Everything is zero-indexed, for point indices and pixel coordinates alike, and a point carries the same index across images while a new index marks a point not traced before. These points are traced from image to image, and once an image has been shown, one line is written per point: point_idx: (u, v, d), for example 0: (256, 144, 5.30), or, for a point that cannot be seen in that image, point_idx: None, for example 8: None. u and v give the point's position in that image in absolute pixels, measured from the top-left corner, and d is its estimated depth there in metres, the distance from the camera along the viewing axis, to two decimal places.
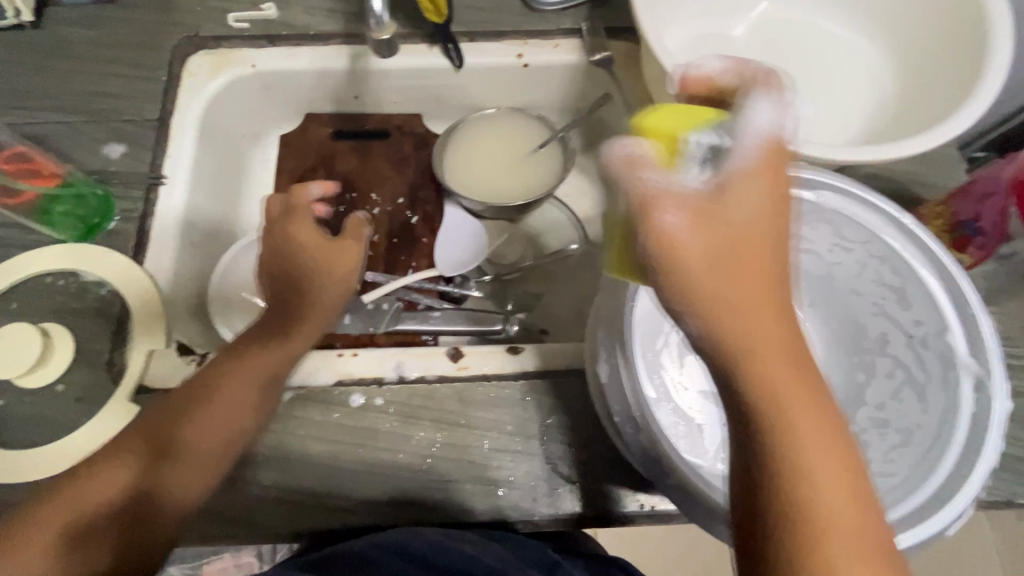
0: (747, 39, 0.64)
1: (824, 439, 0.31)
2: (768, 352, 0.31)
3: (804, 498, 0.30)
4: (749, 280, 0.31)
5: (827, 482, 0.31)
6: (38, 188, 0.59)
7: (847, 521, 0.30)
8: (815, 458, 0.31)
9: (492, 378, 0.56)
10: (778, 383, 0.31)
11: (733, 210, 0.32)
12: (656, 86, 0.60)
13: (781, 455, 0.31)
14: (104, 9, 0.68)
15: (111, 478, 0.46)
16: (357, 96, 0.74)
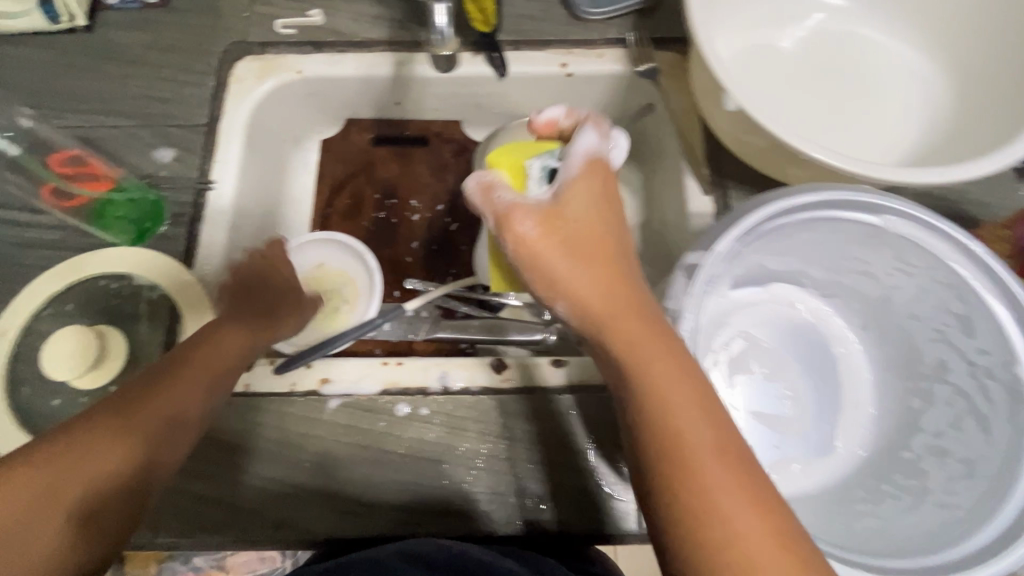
0: (796, 50, 0.63)
1: (683, 389, 0.37)
2: (632, 330, 0.39)
3: (673, 447, 0.35)
4: (593, 265, 0.41)
5: (692, 430, 0.36)
6: (93, 193, 0.61)
7: (717, 459, 0.35)
8: (681, 409, 0.36)
9: (537, 391, 0.56)
10: (632, 346, 0.38)
11: (578, 212, 0.43)
12: (706, 99, 0.59)
13: (653, 413, 0.37)
14: (154, 14, 0.69)
15: (107, 450, 0.43)
16: (399, 102, 0.74)
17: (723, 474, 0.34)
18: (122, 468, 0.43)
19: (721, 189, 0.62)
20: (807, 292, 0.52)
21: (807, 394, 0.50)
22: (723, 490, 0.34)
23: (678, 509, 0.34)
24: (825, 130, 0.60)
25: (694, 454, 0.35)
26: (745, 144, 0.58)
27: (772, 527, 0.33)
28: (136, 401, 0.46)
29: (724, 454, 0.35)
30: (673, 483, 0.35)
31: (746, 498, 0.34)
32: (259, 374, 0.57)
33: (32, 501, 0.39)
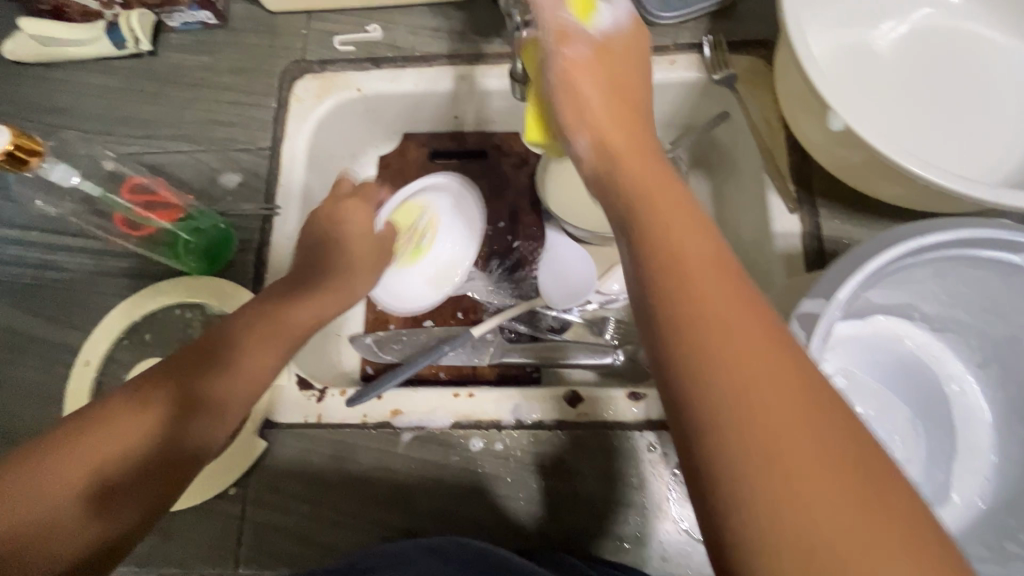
0: (913, 41, 0.53)
1: (699, 251, 0.31)
2: (665, 220, 0.32)
3: (692, 318, 0.29)
4: (645, 173, 0.36)
5: (718, 301, 0.29)
6: (160, 222, 0.59)
7: (745, 342, 0.28)
8: (715, 292, 0.29)
9: (615, 428, 0.54)
10: (695, 260, 0.30)
11: (620, 64, 0.42)
12: (793, 106, 0.55)
13: (675, 290, 0.30)
14: (214, 34, 0.68)
15: (134, 426, 0.42)
16: (458, 116, 0.72)
17: (761, 360, 0.27)
18: (152, 448, 0.42)
19: (809, 206, 0.58)
20: (913, 326, 0.49)
21: (914, 437, 0.47)
22: (756, 377, 0.27)
23: (693, 396, 0.27)
24: (959, 136, 0.50)
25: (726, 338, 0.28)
26: (839, 159, 0.52)
27: (810, 427, 0.26)
28: (165, 375, 0.45)
29: (760, 347, 0.28)
30: (689, 365, 0.28)
31: (798, 403, 0.26)
32: (329, 406, 0.56)
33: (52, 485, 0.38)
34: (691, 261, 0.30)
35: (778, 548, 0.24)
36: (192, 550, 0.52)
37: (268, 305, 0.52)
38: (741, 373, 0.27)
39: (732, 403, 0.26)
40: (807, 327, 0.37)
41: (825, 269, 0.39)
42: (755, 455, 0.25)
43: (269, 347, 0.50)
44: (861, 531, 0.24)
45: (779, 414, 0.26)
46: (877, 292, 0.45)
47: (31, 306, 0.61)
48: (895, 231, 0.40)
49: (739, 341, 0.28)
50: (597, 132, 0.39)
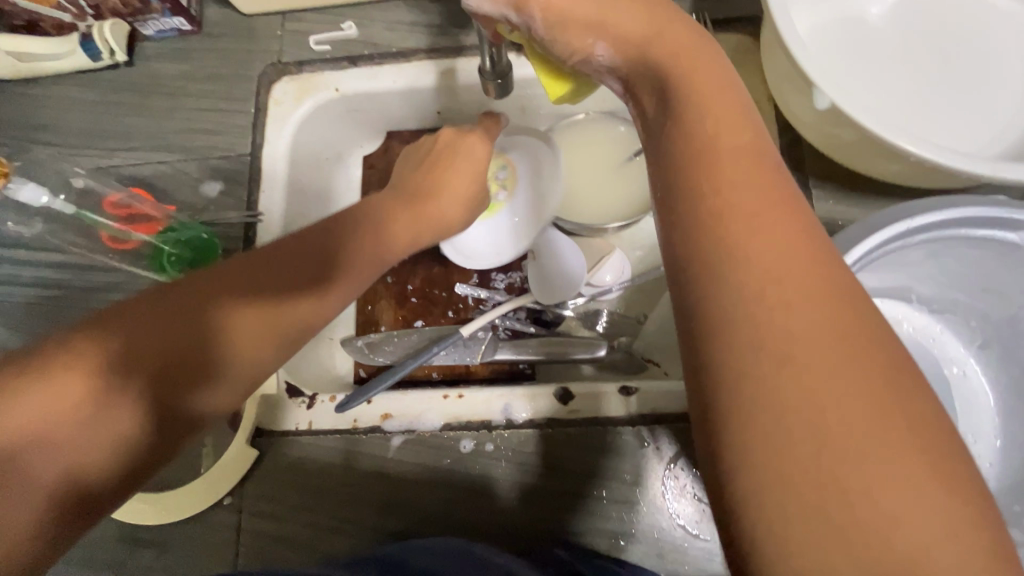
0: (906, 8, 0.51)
1: (747, 170, 0.27)
2: (714, 130, 0.28)
3: (733, 229, 0.25)
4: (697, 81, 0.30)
5: (766, 216, 0.25)
6: (142, 235, 0.59)
7: (791, 263, 0.24)
8: (769, 225, 0.25)
9: (607, 425, 0.53)
10: (741, 178, 0.26)
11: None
12: (781, 85, 0.53)
13: (719, 200, 0.26)
14: (190, 40, 0.68)
15: (119, 412, 0.37)
16: (440, 111, 0.71)
17: (808, 287, 0.24)
18: (140, 442, 0.37)
19: (802, 187, 0.56)
20: (911, 309, 0.47)
21: None
22: (799, 305, 0.23)
23: (727, 314, 0.24)
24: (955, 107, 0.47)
25: (770, 255, 0.24)
26: (831, 137, 0.50)
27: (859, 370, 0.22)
28: (152, 347, 0.39)
29: (813, 283, 0.24)
30: (726, 282, 0.24)
31: (856, 346, 0.23)
32: (319, 412, 0.56)
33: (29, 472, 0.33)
34: (742, 186, 0.26)
35: (795, 487, 0.21)
36: (190, 560, 0.53)
37: (279, 279, 0.45)
38: (783, 298, 0.23)
39: (773, 329, 0.23)
40: None
41: None
42: (792, 388, 0.22)
43: (273, 336, 0.44)
44: (897, 485, 0.21)
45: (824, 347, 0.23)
46: (871, 276, 0.43)
47: (21, 325, 0.61)
48: (884, 214, 0.38)
49: (785, 262, 0.24)
50: (617, 34, 0.34)
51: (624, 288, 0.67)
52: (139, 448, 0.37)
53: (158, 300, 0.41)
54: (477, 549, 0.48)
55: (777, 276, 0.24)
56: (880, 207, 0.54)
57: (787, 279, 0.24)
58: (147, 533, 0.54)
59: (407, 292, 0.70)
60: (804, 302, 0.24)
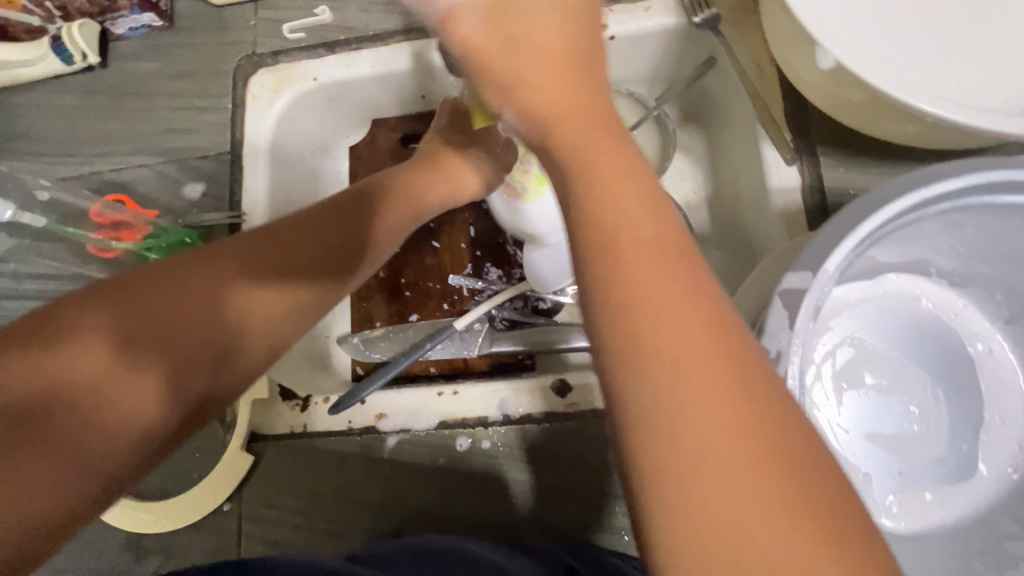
0: None
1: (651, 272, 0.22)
2: (611, 200, 0.23)
3: (625, 300, 0.22)
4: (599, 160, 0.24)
5: (659, 285, 0.22)
6: (126, 244, 0.58)
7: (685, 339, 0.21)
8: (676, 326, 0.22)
9: (607, 416, 0.51)
10: (648, 278, 0.22)
11: (545, 12, 0.25)
12: (783, 44, 0.48)
13: (601, 247, 0.23)
14: (162, 37, 0.65)
15: (150, 386, 0.33)
16: (424, 95, 0.68)
17: (704, 363, 0.21)
18: (153, 419, 0.33)
19: (809, 154, 0.52)
20: (932, 284, 0.43)
21: (936, 409, 0.42)
22: (684, 369, 0.21)
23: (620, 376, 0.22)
24: (978, 55, 0.43)
25: (661, 328, 0.22)
26: (837, 99, 0.46)
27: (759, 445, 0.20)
28: (179, 321, 0.35)
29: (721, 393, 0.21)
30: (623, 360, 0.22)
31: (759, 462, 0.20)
32: (314, 414, 0.55)
33: (44, 448, 0.29)
34: (651, 285, 0.22)
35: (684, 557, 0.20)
36: (194, 566, 0.53)
37: (292, 257, 0.42)
38: (680, 358, 0.21)
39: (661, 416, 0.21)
40: (791, 306, 0.31)
41: (816, 232, 0.33)
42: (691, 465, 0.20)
43: (295, 314, 0.42)
44: None
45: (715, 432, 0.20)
46: (883, 251, 0.40)
47: None
48: (894, 182, 0.34)
49: (683, 341, 0.21)
50: (529, 108, 0.26)
51: None
52: (170, 424, 0.34)
53: (161, 270, 0.36)
54: (471, 547, 0.47)
55: (673, 357, 0.21)
56: (896, 172, 0.50)
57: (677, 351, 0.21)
58: (153, 541, 0.54)
59: (400, 286, 0.68)
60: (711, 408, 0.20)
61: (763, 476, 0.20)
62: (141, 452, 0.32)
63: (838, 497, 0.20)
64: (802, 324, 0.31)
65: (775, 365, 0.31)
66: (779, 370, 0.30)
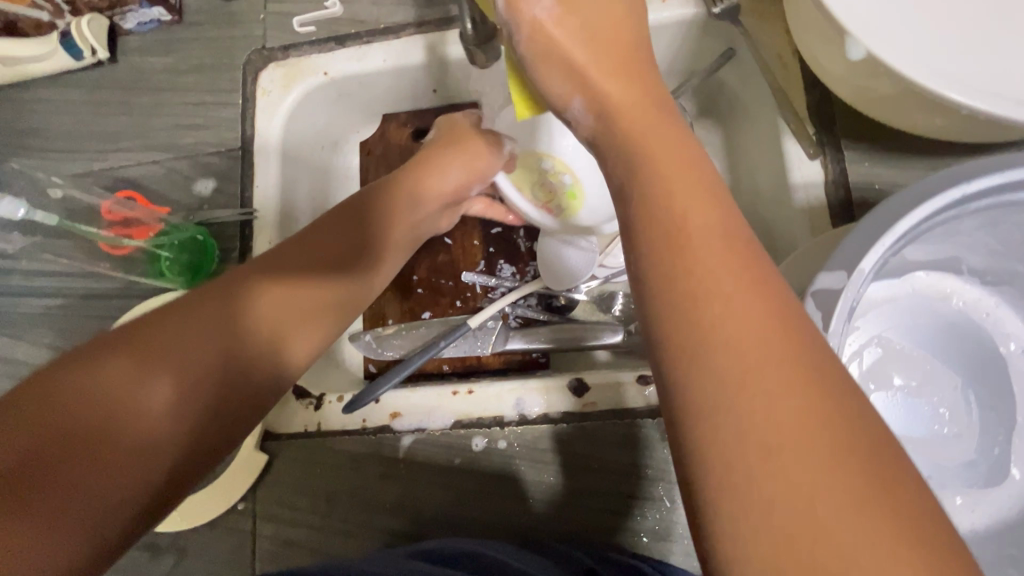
0: None
1: (715, 253, 0.23)
2: (665, 184, 0.25)
3: (684, 281, 0.23)
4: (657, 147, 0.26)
5: (717, 267, 0.23)
6: (138, 241, 0.57)
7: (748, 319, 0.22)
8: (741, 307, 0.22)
9: (625, 416, 0.50)
10: (710, 260, 0.23)
11: (606, 10, 0.30)
12: (808, 35, 0.47)
13: (666, 227, 0.24)
14: (172, 32, 0.64)
15: (140, 426, 0.34)
16: (436, 89, 0.67)
17: (771, 344, 0.21)
18: (163, 441, 0.35)
19: (833, 148, 0.50)
20: (963, 282, 0.42)
21: (962, 411, 0.41)
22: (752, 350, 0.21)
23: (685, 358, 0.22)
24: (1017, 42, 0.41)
25: (722, 308, 0.22)
26: (865, 91, 0.45)
27: (833, 425, 0.20)
28: (175, 364, 0.37)
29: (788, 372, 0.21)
30: (683, 345, 0.22)
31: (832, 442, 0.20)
32: (328, 413, 0.55)
33: (62, 468, 0.30)
34: (714, 268, 0.23)
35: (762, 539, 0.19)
36: (210, 564, 0.53)
37: (286, 281, 0.45)
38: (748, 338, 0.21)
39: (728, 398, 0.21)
40: (825, 307, 0.30)
41: (850, 230, 0.32)
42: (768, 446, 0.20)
43: (296, 334, 0.44)
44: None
45: (784, 410, 0.20)
46: (914, 249, 0.38)
47: (21, 339, 0.59)
48: (931, 178, 0.33)
49: (748, 321, 0.22)
50: (596, 90, 0.29)
51: None
52: (170, 460, 0.35)
53: (175, 304, 0.39)
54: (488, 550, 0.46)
55: (741, 337, 0.21)
56: (924, 167, 0.49)
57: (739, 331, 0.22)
58: (168, 539, 0.54)
59: (412, 283, 0.68)
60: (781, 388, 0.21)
61: (844, 453, 0.20)
62: (143, 490, 0.33)
63: (911, 476, 0.20)
64: (837, 325, 0.30)
65: None
66: None
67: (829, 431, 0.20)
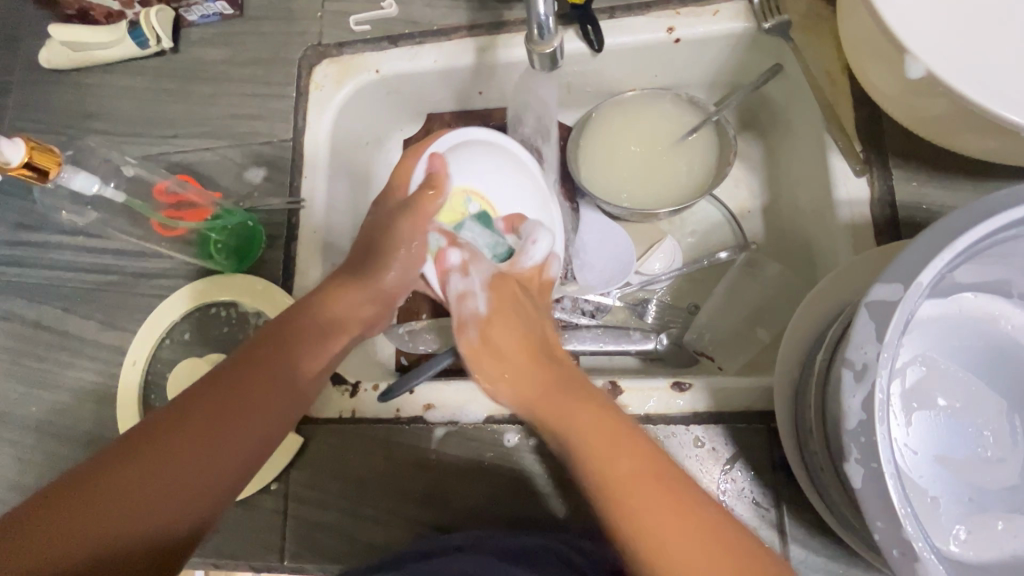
0: None
1: (609, 432, 0.39)
2: (569, 421, 0.41)
3: (599, 464, 0.37)
4: (561, 387, 0.45)
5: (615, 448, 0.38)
6: (192, 223, 0.59)
7: (619, 446, 0.38)
8: (642, 475, 0.36)
9: (660, 421, 0.49)
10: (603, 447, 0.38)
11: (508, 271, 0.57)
12: (862, 54, 0.47)
13: (581, 450, 0.39)
14: (232, 25, 0.67)
15: (156, 512, 0.37)
16: (482, 92, 0.68)
17: (664, 490, 0.35)
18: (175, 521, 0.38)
19: (879, 166, 0.50)
20: (1011, 305, 0.42)
21: (1005, 434, 0.41)
22: (648, 500, 0.35)
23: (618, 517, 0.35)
24: None
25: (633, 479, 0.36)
26: (918, 110, 0.45)
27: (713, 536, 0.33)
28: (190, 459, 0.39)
29: (679, 500, 0.35)
30: (619, 506, 0.35)
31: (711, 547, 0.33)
32: (363, 400, 0.56)
33: (76, 529, 0.34)
34: (621, 460, 0.37)
35: None
36: (240, 541, 0.54)
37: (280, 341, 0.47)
38: (654, 496, 0.35)
39: (647, 535, 0.34)
40: (879, 318, 0.30)
41: (907, 242, 0.32)
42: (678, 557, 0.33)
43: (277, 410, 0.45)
44: None
45: (678, 528, 0.33)
46: (967, 269, 0.38)
47: (71, 311, 0.61)
48: (995, 195, 0.32)
49: (642, 478, 0.36)
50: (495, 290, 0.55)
51: (673, 278, 0.65)
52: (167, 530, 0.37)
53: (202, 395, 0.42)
54: (516, 544, 0.47)
55: (648, 494, 0.35)
56: (973, 188, 0.49)
57: (644, 486, 0.35)
58: None
59: None
60: (670, 510, 0.34)
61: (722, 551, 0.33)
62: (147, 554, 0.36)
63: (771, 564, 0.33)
64: (893, 334, 0.30)
65: (860, 376, 0.30)
66: (865, 382, 0.29)
67: (718, 539, 0.33)
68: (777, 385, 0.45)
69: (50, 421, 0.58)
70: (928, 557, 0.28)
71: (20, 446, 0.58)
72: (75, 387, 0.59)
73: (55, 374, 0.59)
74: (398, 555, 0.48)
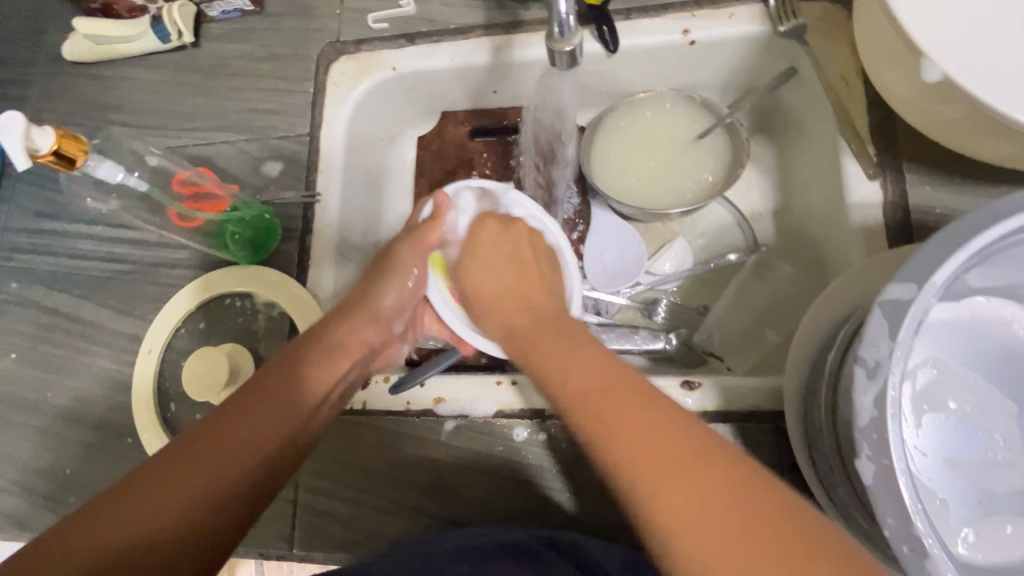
0: None
1: (594, 371, 0.37)
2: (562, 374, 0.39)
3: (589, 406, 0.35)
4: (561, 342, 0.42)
5: (591, 372, 0.37)
6: (209, 215, 0.59)
7: (612, 383, 0.35)
8: (622, 398, 0.34)
9: None
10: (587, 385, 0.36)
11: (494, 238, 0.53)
12: (879, 57, 0.48)
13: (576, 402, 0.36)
14: (252, 21, 0.68)
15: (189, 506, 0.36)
16: (496, 90, 0.69)
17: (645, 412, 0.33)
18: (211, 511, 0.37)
19: (892, 170, 0.51)
20: (1022, 309, 0.42)
21: (1014, 437, 0.41)
22: (626, 421, 0.33)
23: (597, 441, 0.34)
24: None
25: (612, 403, 0.34)
26: (932, 114, 0.45)
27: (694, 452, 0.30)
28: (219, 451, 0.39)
29: (651, 415, 0.32)
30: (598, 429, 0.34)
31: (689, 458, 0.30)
32: (374, 392, 0.57)
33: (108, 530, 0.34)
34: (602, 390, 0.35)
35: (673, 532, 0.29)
36: (250, 529, 0.54)
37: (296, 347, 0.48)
38: (629, 414, 0.33)
39: (623, 454, 0.32)
40: (892, 317, 0.31)
41: (923, 242, 0.33)
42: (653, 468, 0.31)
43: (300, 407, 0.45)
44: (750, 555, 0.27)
45: (658, 444, 0.31)
46: (981, 273, 0.39)
47: (89, 299, 0.62)
48: (1012, 197, 0.33)
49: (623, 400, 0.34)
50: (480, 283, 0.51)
51: (683, 278, 0.66)
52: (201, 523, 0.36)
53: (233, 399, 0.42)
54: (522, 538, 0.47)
55: (625, 414, 0.33)
56: (986, 193, 0.49)
57: (625, 411, 0.33)
58: None
59: None
60: (647, 428, 0.32)
61: (706, 468, 0.30)
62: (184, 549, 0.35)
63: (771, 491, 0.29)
64: (908, 334, 0.30)
65: (873, 374, 0.30)
66: (878, 380, 0.30)
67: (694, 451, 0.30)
68: (787, 386, 0.45)
69: (66, 406, 0.59)
70: (938, 553, 0.28)
71: (36, 429, 0.59)
72: (91, 372, 0.60)
73: (72, 359, 0.60)
74: (406, 547, 0.48)
